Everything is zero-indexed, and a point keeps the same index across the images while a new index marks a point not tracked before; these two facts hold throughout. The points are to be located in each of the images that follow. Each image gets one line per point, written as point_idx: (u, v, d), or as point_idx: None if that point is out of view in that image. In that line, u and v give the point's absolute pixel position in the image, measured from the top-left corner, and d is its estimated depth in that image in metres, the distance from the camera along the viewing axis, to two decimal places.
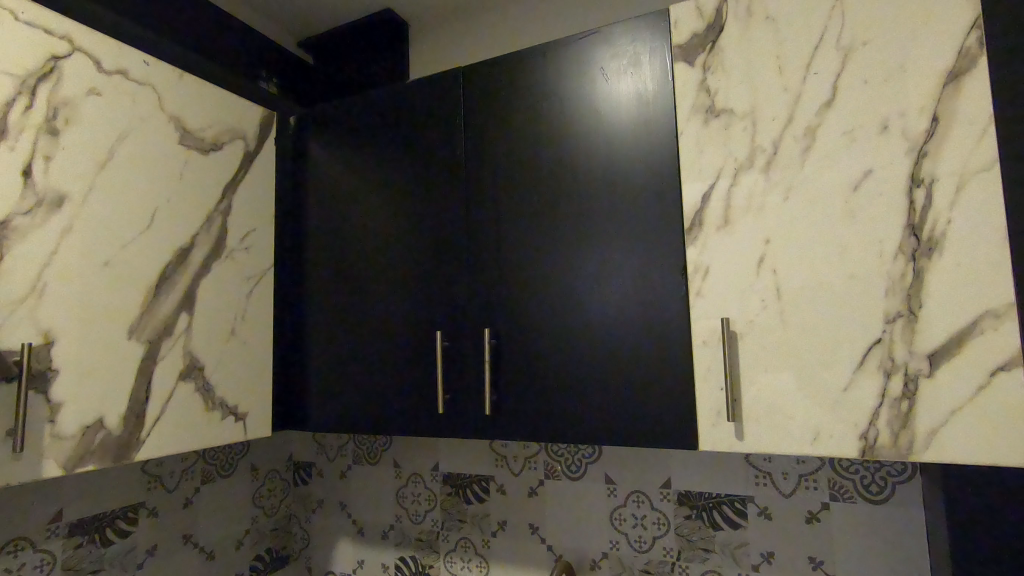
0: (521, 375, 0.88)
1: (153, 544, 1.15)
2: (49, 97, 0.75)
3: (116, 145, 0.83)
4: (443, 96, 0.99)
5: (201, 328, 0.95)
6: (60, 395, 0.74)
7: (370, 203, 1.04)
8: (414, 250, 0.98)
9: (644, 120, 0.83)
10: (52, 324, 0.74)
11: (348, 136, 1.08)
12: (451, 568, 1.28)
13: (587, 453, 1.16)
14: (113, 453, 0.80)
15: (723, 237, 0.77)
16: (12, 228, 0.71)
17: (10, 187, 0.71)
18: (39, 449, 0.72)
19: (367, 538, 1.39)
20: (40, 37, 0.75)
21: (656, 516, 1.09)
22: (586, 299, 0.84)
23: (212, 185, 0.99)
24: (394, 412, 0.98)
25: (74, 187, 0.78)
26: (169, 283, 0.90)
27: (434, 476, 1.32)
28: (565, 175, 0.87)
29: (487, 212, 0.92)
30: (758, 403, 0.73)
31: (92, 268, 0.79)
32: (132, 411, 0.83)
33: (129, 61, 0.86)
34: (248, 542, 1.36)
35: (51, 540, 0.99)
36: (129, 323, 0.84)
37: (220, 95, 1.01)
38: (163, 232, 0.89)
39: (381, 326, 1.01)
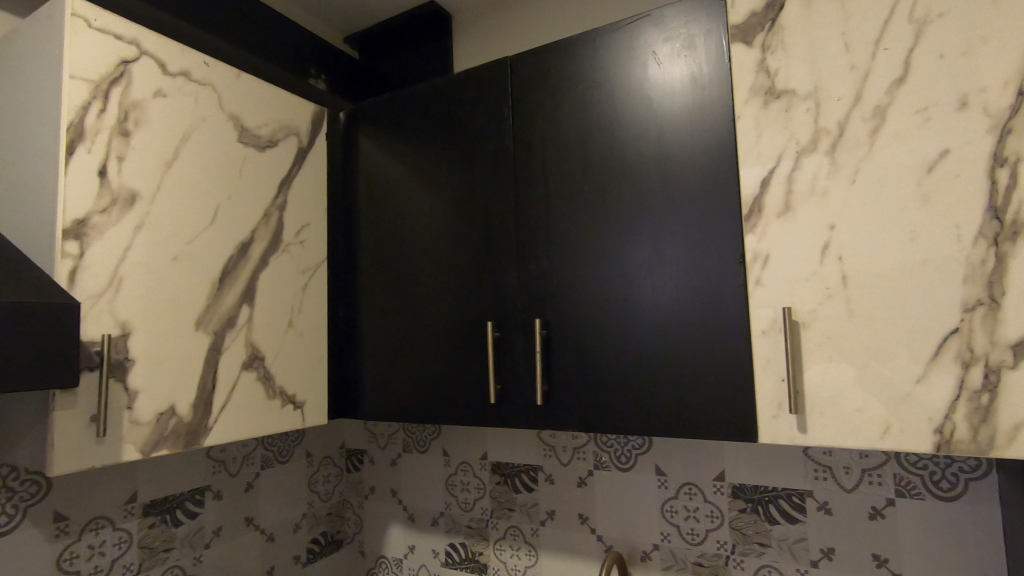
0: (573, 365, 0.87)
1: (218, 525, 1.21)
2: (120, 100, 0.79)
3: (181, 144, 0.87)
4: (491, 86, 0.98)
5: (261, 319, 0.98)
6: (136, 383, 0.79)
7: (419, 195, 1.05)
8: (465, 243, 0.99)
9: (698, 104, 0.81)
10: (128, 316, 0.78)
11: (397, 129, 1.09)
12: (501, 556, 1.29)
13: (637, 444, 1.15)
14: (184, 438, 0.84)
15: (784, 224, 0.74)
16: (91, 226, 0.75)
17: (88, 187, 0.75)
18: (120, 434, 0.76)
19: (418, 524, 1.42)
20: (111, 43, 0.79)
21: (709, 509, 1.08)
22: (639, 289, 0.83)
23: (269, 180, 1.02)
24: (446, 403, 0.99)
25: (144, 186, 0.82)
26: (231, 276, 0.93)
27: (483, 465, 1.33)
28: (616, 163, 0.86)
29: (537, 202, 0.92)
30: (821, 395, 0.71)
31: (161, 262, 0.83)
32: (201, 398, 0.87)
33: (191, 63, 0.89)
34: (304, 526, 1.41)
35: (128, 519, 1.05)
36: (197, 315, 0.88)
37: (275, 92, 1.04)
38: (225, 227, 0.93)
39: (432, 317, 1.02)
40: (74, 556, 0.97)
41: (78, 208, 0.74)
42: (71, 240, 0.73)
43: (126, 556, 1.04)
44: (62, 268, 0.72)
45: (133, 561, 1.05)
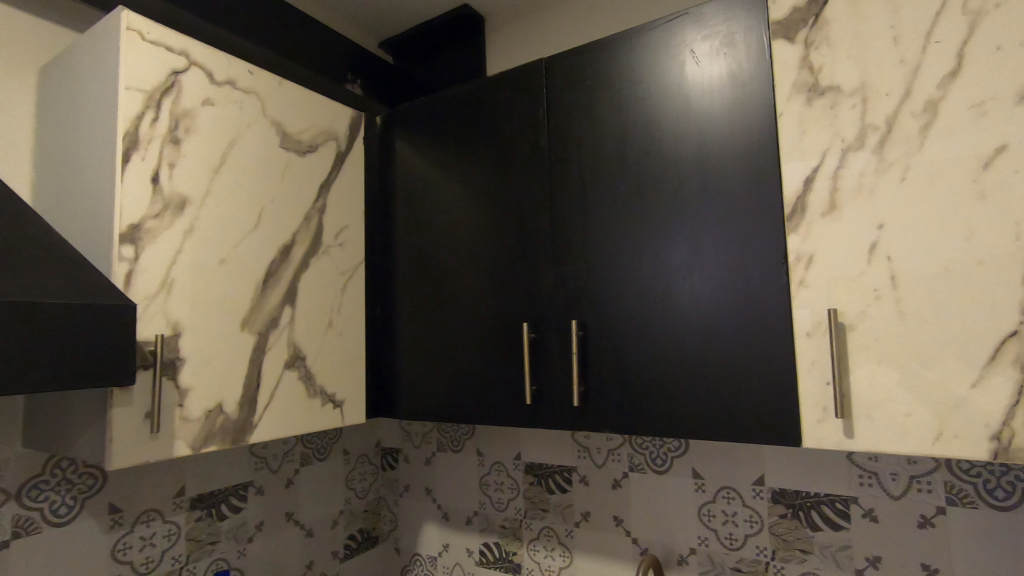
0: (610, 367, 0.87)
1: (260, 520, 1.24)
2: (171, 109, 0.83)
3: (228, 150, 0.90)
4: (526, 87, 0.99)
5: (302, 320, 1.01)
6: (187, 381, 0.82)
7: (455, 197, 1.06)
8: (500, 244, 0.99)
9: (738, 102, 0.79)
10: (179, 317, 0.82)
11: (433, 132, 1.11)
12: (535, 556, 1.29)
13: (673, 447, 1.14)
14: (231, 435, 0.87)
15: (829, 223, 0.73)
16: (145, 230, 0.78)
17: (142, 193, 0.78)
18: (171, 430, 0.79)
19: (452, 522, 1.44)
20: (163, 54, 0.82)
21: (748, 514, 1.06)
22: (677, 290, 0.82)
23: (310, 184, 1.04)
24: (482, 403, 1.00)
25: (193, 191, 0.85)
26: (275, 278, 0.96)
27: (517, 466, 1.34)
28: (653, 163, 0.85)
29: (573, 203, 0.92)
30: (869, 399, 0.69)
31: (209, 264, 0.86)
32: (247, 396, 0.90)
33: (237, 71, 0.92)
34: (342, 522, 1.44)
35: (177, 512, 1.09)
36: (242, 316, 0.90)
37: (315, 98, 1.06)
38: (268, 231, 0.96)
39: (468, 318, 1.03)
40: (128, 546, 1.01)
41: (134, 213, 0.77)
42: (127, 244, 0.76)
43: (174, 548, 1.08)
44: (119, 271, 0.75)
45: (181, 552, 1.09)
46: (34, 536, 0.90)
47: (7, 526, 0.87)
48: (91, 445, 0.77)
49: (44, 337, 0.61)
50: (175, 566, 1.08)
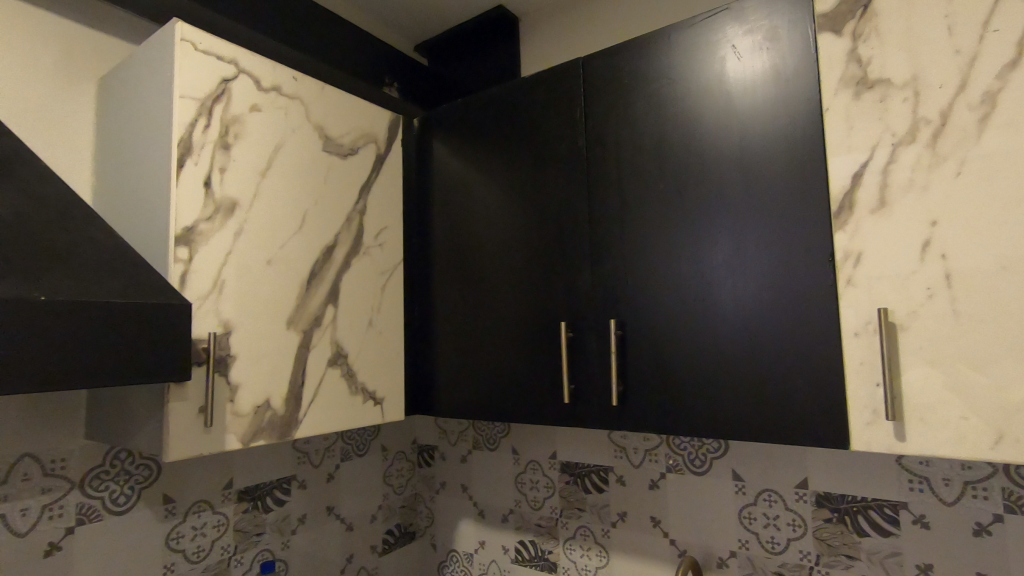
0: (649, 366, 0.87)
1: (302, 513, 1.28)
2: (222, 116, 0.86)
3: (274, 154, 0.93)
4: (563, 87, 0.99)
5: (344, 318, 1.03)
6: (237, 377, 0.85)
7: (492, 197, 1.07)
8: (538, 243, 1.00)
9: (781, 98, 0.78)
10: (230, 316, 0.85)
11: (470, 133, 1.12)
12: (571, 555, 1.30)
13: (712, 447, 1.13)
14: (278, 430, 0.90)
15: (878, 220, 0.71)
16: (198, 233, 0.81)
17: (195, 197, 0.82)
18: (223, 424, 0.83)
19: (488, 520, 1.45)
20: (214, 63, 0.85)
21: (790, 517, 1.04)
22: (718, 288, 0.81)
23: (351, 186, 1.07)
24: (520, 402, 1.01)
25: (242, 195, 0.88)
26: (318, 277, 0.99)
27: (552, 464, 1.34)
28: (693, 161, 0.84)
29: (611, 202, 0.92)
30: (922, 401, 0.67)
31: (257, 265, 0.89)
32: (292, 393, 0.93)
33: (282, 78, 0.95)
34: (380, 517, 1.47)
35: (225, 504, 1.13)
36: (288, 315, 0.93)
37: (355, 102, 1.09)
38: (312, 232, 0.99)
39: (505, 317, 1.04)
40: (180, 535, 1.05)
41: (188, 216, 0.80)
42: (182, 246, 0.79)
43: (223, 538, 1.12)
44: (175, 271, 0.78)
45: (229, 542, 1.13)
46: (96, 523, 0.94)
47: (71, 513, 0.92)
48: (149, 438, 0.80)
49: (125, 337, 0.66)
50: (223, 555, 1.12)
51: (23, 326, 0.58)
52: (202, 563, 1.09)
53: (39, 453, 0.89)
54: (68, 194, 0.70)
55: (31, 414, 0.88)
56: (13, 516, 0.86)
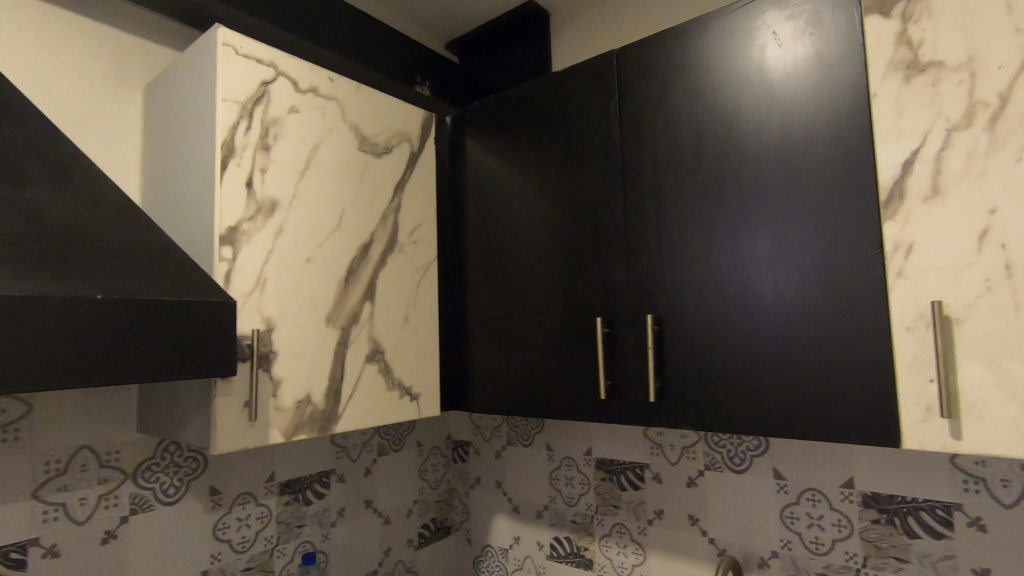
0: (687, 362, 0.85)
1: (341, 506, 1.31)
2: (262, 118, 0.88)
3: (312, 154, 0.95)
4: (597, 79, 0.98)
5: (381, 315, 1.05)
6: (279, 373, 0.87)
7: (525, 193, 1.07)
8: (572, 238, 0.99)
9: (825, 84, 0.76)
10: (272, 313, 0.87)
11: (503, 128, 1.12)
12: (607, 553, 1.29)
13: (752, 445, 1.10)
14: (319, 425, 0.92)
15: (931, 209, 0.68)
16: (241, 232, 0.84)
17: (238, 197, 0.84)
18: (267, 418, 0.85)
19: (523, 516, 1.45)
20: (254, 67, 0.87)
21: (835, 517, 1.01)
22: (759, 282, 0.79)
23: (386, 185, 1.08)
24: (556, 398, 1.01)
25: (282, 195, 0.90)
26: (355, 275, 1.01)
27: (587, 461, 1.33)
28: (732, 152, 0.82)
29: (647, 195, 0.90)
30: (980, 399, 0.64)
31: (297, 263, 0.91)
32: (332, 388, 0.95)
33: (318, 79, 0.97)
34: (416, 511, 1.49)
35: (268, 496, 1.17)
36: (327, 312, 0.95)
37: (389, 101, 1.10)
38: (349, 230, 1.00)
39: (540, 312, 1.04)
40: (226, 526, 1.09)
41: (232, 216, 0.83)
42: (226, 245, 0.82)
43: (267, 529, 1.16)
44: (220, 270, 0.81)
45: (273, 533, 1.17)
46: (148, 512, 0.98)
47: (125, 503, 0.96)
48: (197, 431, 0.83)
49: (187, 337, 0.70)
50: (267, 546, 1.16)
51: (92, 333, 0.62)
52: (247, 553, 1.12)
53: (95, 444, 0.93)
54: (120, 197, 0.73)
55: (87, 408, 0.92)
56: (72, 505, 0.90)
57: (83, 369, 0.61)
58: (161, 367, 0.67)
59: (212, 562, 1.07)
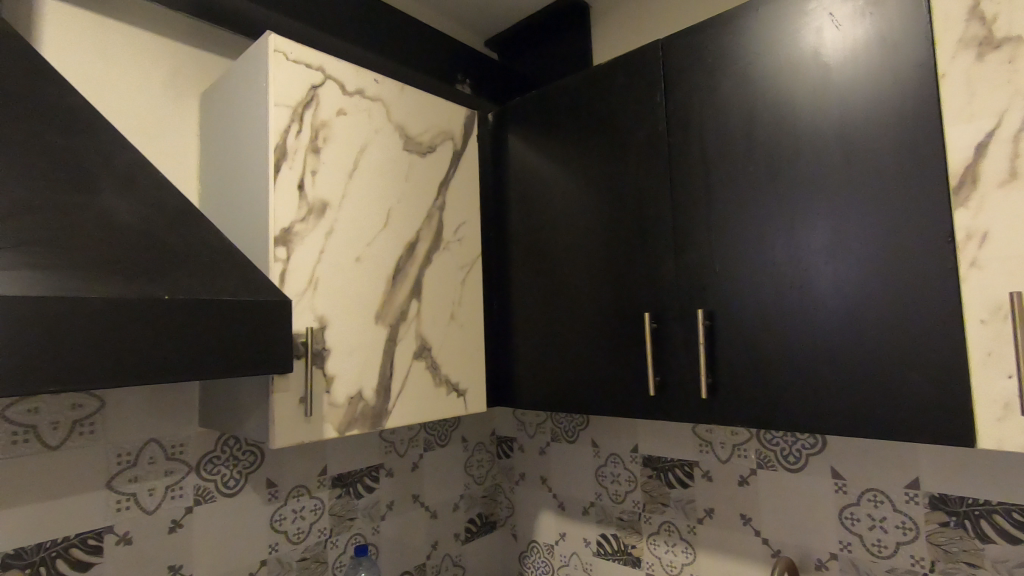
0: (741, 358, 0.83)
1: (390, 500, 1.33)
2: (312, 121, 0.90)
3: (359, 155, 0.97)
4: (642, 71, 0.96)
5: (428, 312, 1.06)
6: (333, 369, 0.90)
7: (569, 188, 1.06)
8: (618, 233, 0.98)
9: (887, 65, 0.72)
10: (325, 311, 0.89)
11: (546, 124, 1.11)
12: (655, 551, 1.27)
13: (808, 443, 1.06)
14: (371, 420, 0.94)
15: (1008, 194, 0.64)
16: (295, 233, 0.86)
17: (291, 200, 0.86)
18: (322, 414, 0.88)
19: (569, 512, 1.45)
20: (304, 72, 0.90)
21: (900, 519, 0.96)
22: (817, 274, 0.76)
23: (431, 183, 1.09)
24: (603, 395, 1.00)
25: (332, 196, 0.92)
26: (403, 273, 1.02)
27: (634, 458, 1.32)
28: (786, 141, 0.80)
29: (697, 187, 0.88)
30: None
31: (347, 263, 0.93)
32: (382, 384, 0.97)
33: (365, 81, 0.99)
34: (462, 506, 1.50)
35: (321, 489, 1.20)
36: (376, 310, 0.97)
37: (433, 100, 1.11)
38: (396, 229, 1.02)
39: (585, 308, 1.03)
40: (282, 518, 1.13)
41: (285, 217, 0.85)
42: (281, 246, 0.84)
43: (320, 522, 1.19)
44: (275, 270, 0.83)
45: (326, 526, 1.20)
46: (210, 503, 1.03)
47: (190, 494, 1.00)
48: (256, 426, 0.86)
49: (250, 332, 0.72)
50: (321, 538, 1.19)
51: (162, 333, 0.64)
52: (302, 545, 1.16)
53: (161, 438, 0.97)
54: (183, 201, 0.77)
55: (154, 403, 0.97)
56: (142, 495, 0.95)
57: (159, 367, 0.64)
58: (220, 360, 0.69)
59: (270, 552, 1.11)
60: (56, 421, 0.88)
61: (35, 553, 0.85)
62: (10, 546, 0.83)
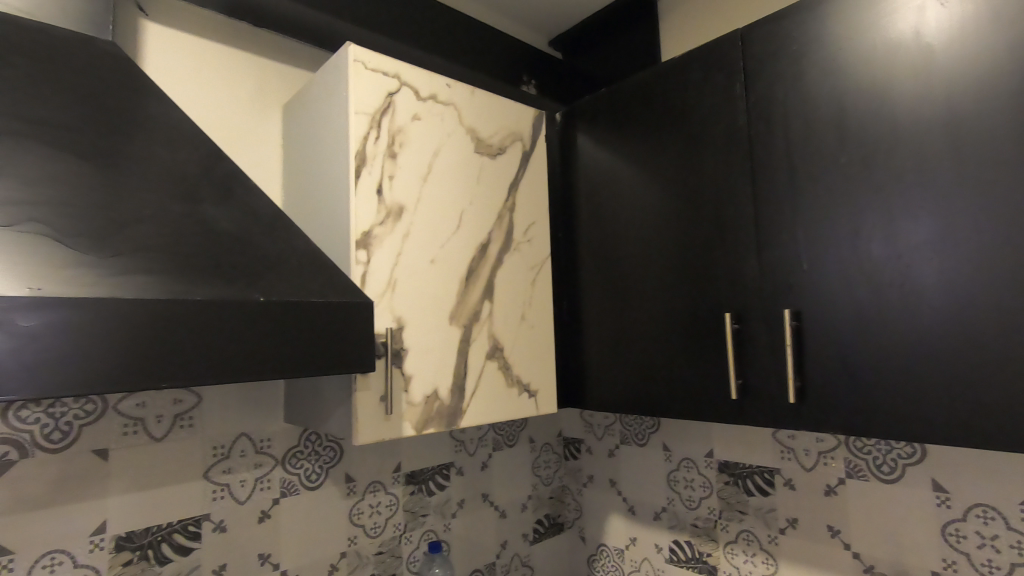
0: (833, 360, 0.79)
1: (461, 498, 1.35)
2: (389, 127, 0.93)
3: (433, 159, 0.99)
4: (720, 62, 0.93)
5: (499, 313, 1.07)
6: (410, 369, 0.92)
7: (642, 185, 1.04)
8: (695, 229, 0.95)
9: (1003, 43, 0.66)
10: (403, 312, 0.92)
11: (616, 121, 1.10)
12: (733, 560, 1.22)
13: (904, 452, 0.99)
14: (446, 419, 0.96)
15: None
16: (374, 236, 0.89)
17: (371, 204, 0.89)
18: (401, 412, 0.90)
19: (640, 517, 1.42)
20: (381, 79, 0.92)
21: (1014, 539, 0.88)
22: (919, 271, 0.71)
23: (501, 185, 1.10)
24: (680, 397, 0.97)
25: (408, 199, 0.94)
26: (475, 274, 1.03)
27: (709, 463, 1.27)
28: (882, 129, 0.75)
29: (782, 181, 0.84)
30: None
31: (423, 264, 0.96)
32: (457, 384, 0.98)
33: (438, 86, 1.01)
34: (530, 506, 1.51)
35: (396, 485, 1.23)
36: (450, 310, 0.99)
37: (502, 102, 1.11)
38: (469, 231, 1.03)
39: (660, 308, 1.01)
40: (360, 512, 1.17)
41: (366, 221, 0.88)
42: (362, 249, 0.87)
43: (395, 517, 1.22)
44: (357, 272, 0.86)
45: (401, 521, 1.23)
46: (295, 495, 1.08)
47: (276, 486, 1.05)
48: (339, 423, 0.89)
49: (340, 335, 0.75)
50: (396, 533, 1.22)
51: (265, 330, 0.68)
52: (379, 539, 1.19)
53: (251, 432, 1.03)
54: (273, 208, 0.81)
55: (244, 399, 1.03)
56: (234, 486, 1.01)
57: (258, 362, 0.67)
58: (311, 359, 0.72)
59: (350, 545, 1.15)
60: (160, 414, 0.94)
61: (144, 537, 0.92)
62: (122, 529, 0.90)
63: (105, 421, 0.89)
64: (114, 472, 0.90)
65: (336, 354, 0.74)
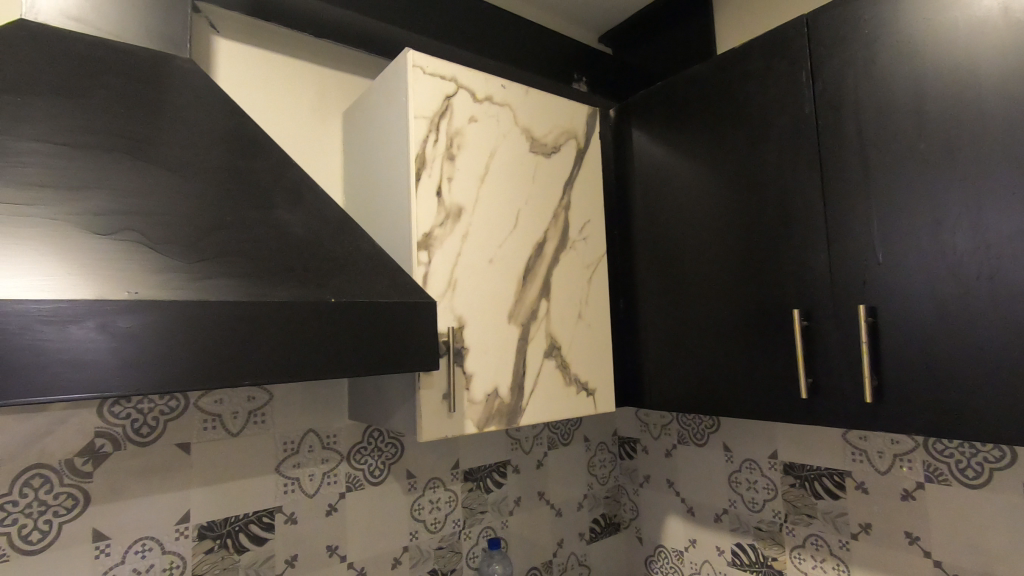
0: (913, 358, 0.75)
1: (517, 496, 1.36)
2: (447, 130, 0.94)
3: (489, 160, 1.00)
4: (784, 50, 0.90)
5: (557, 312, 1.07)
6: (471, 367, 0.93)
7: (701, 180, 1.02)
8: (759, 223, 0.93)
9: None
10: (463, 312, 0.93)
11: (673, 115, 1.08)
12: (800, 565, 1.18)
13: (992, 456, 0.93)
14: (506, 417, 0.97)
15: None
16: (434, 238, 0.91)
17: (431, 206, 0.91)
18: (462, 410, 0.91)
19: (699, 518, 1.39)
20: (439, 83, 0.94)
21: None
22: (1010, 263, 0.67)
23: (556, 184, 1.10)
24: (744, 395, 0.95)
25: (466, 201, 0.96)
26: (532, 273, 1.04)
27: (773, 464, 1.23)
28: (967, 114, 0.70)
29: (854, 171, 0.81)
30: None
31: (482, 264, 0.97)
32: (517, 382, 0.99)
33: (493, 88, 1.02)
34: (586, 505, 1.50)
35: (454, 482, 1.25)
36: (509, 309, 0.99)
37: (556, 100, 1.11)
38: (525, 230, 1.04)
39: (722, 305, 0.98)
40: (421, 507, 1.19)
41: (426, 223, 0.90)
42: (423, 250, 0.89)
43: (454, 513, 1.24)
44: (419, 273, 0.88)
45: (459, 517, 1.25)
46: (360, 490, 1.11)
47: (342, 481, 1.09)
48: (403, 420, 0.92)
49: (407, 334, 0.77)
50: (455, 528, 1.24)
51: (339, 329, 0.71)
52: (439, 534, 1.22)
53: (319, 429, 1.07)
54: (339, 212, 0.83)
55: (312, 396, 1.07)
56: (304, 480, 1.05)
57: (333, 360, 0.70)
58: (381, 358, 0.74)
59: (411, 540, 1.17)
60: (236, 411, 0.99)
61: (223, 526, 0.97)
62: (203, 519, 0.95)
63: (187, 416, 0.95)
64: (195, 464, 0.95)
65: (404, 353, 0.76)
